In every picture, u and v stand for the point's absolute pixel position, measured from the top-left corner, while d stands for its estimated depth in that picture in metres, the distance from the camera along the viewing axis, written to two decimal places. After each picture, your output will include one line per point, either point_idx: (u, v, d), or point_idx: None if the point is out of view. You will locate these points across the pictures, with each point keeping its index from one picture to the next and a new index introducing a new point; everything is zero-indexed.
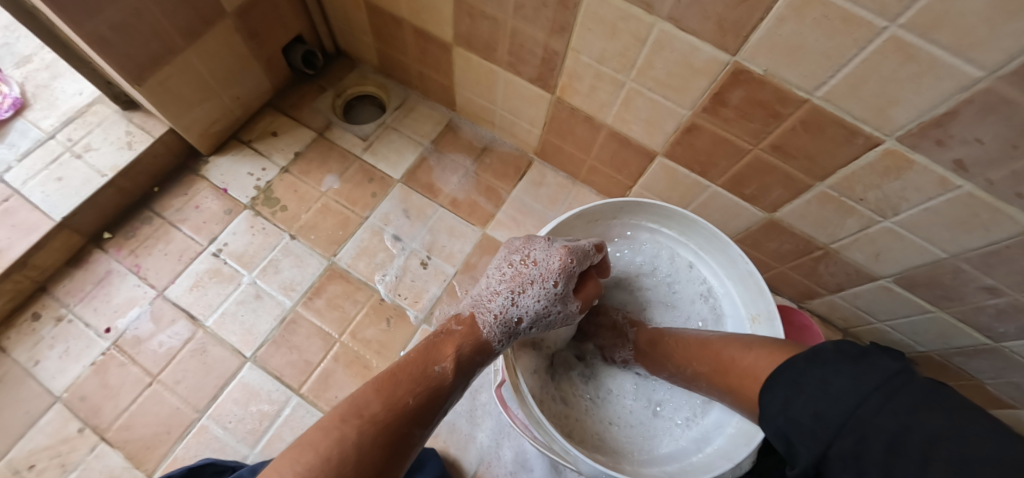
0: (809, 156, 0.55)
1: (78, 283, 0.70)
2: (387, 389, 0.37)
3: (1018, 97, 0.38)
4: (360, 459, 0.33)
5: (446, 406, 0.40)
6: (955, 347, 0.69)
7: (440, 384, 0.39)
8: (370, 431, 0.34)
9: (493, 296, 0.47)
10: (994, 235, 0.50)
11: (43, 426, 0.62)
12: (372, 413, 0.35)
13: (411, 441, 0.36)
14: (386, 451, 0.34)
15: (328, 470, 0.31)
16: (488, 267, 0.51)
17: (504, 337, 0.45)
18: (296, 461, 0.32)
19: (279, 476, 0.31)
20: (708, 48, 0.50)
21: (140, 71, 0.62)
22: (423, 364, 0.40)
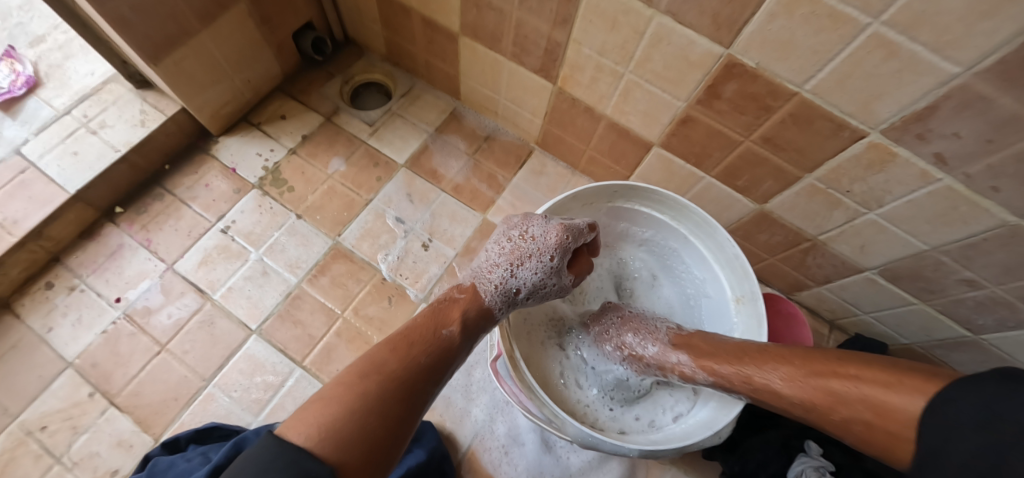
0: (798, 148, 0.58)
1: (90, 255, 0.72)
2: (400, 350, 0.40)
3: (990, 92, 0.40)
4: (380, 408, 0.35)
5: (454, 368, 0.43)
6: (936, 339, 0.72)
7: (449, 345, 0.42)
8: (387, 384, 0.37)
9: (492, 269, 0.49)
10: (972, 227, 0.53)
11: (55, 390, 0.64)
12: (388, 370, 0.38)
13: (425, 396, 0.39)
14: (404, 404, 0.37)
15: (352, 418, 0.33)
16: (489, 243, 0.53)
17: (503, 306, 0.48)
18: (320, 410, 0.34)
19: (307, 423, 0.33)
20: (704, 41, 0.53)
21: (157, 50, 0.64)
22: (432, 328, 0.43)
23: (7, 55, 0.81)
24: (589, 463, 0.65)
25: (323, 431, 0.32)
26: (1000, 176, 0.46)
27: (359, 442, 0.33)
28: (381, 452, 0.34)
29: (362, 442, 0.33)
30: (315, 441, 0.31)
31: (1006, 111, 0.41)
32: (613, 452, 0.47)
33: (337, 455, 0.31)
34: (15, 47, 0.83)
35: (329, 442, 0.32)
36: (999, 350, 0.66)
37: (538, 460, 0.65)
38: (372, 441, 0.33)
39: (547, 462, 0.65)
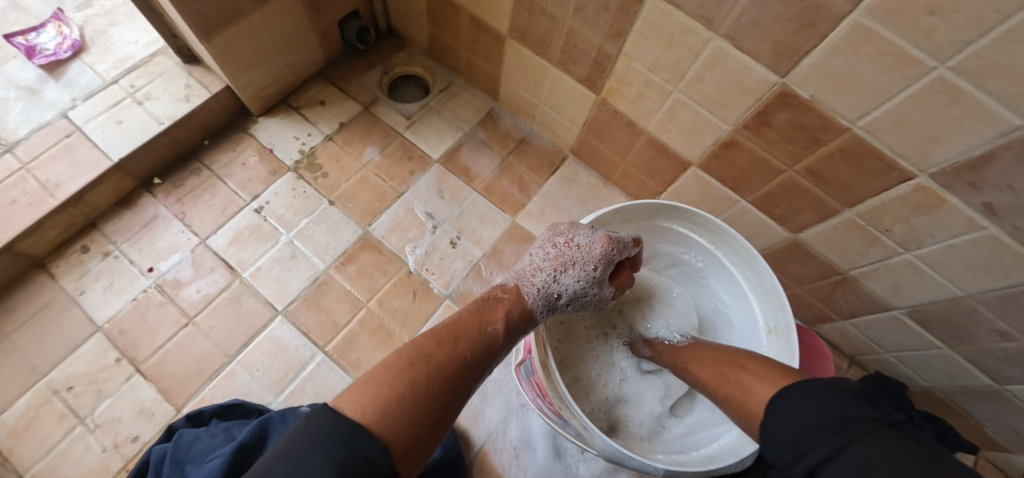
0: (843, 183, 0.57)
1: (126, 223, 0.73)
2: (446, 343, 0.40)
3: None
4: (428, 398, 0.35)
5: (493, 364, 0.44)
6: (958, 385, 0.72)
7: (492, 343, 0.43)
8: (435, 375, 0.37)
9: (534, 273, 0.50)
10: (1013, 279, 0.52)
11: (83, 353, 0.66)
12: (436, 361, 0.38)
13: (466, 391, 0.39)
14: (449, 396, 0.37)
15: (402, 405, 0.34)
16: (532, 248, 0.54)
17: (544, 309, 0.49)
18: (372, 392, 0.34)
19: (362, 404, 0.33)
20: (761, 68, 0.53)
21: (210, 28, 0.65)
22: (477, 325, 0.43)
23: (56, 18, 0.82)
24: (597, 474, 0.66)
25: (378, 414, 0.32)
26: None
27: (409, 429, 0.33)
28: (425, 442, 0.34)
29: (412, 429, 0.33)
30: (372, 423, 0.32)
31: None
32: (638, 468, 0.48)
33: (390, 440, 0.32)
34: (64, 11, 0.83)
35: (385, 426, 0.32)
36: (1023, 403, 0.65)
37: (547, 467, 0.65)
38: (418, 428, 0.34)
39: (556, 469, 0.65)
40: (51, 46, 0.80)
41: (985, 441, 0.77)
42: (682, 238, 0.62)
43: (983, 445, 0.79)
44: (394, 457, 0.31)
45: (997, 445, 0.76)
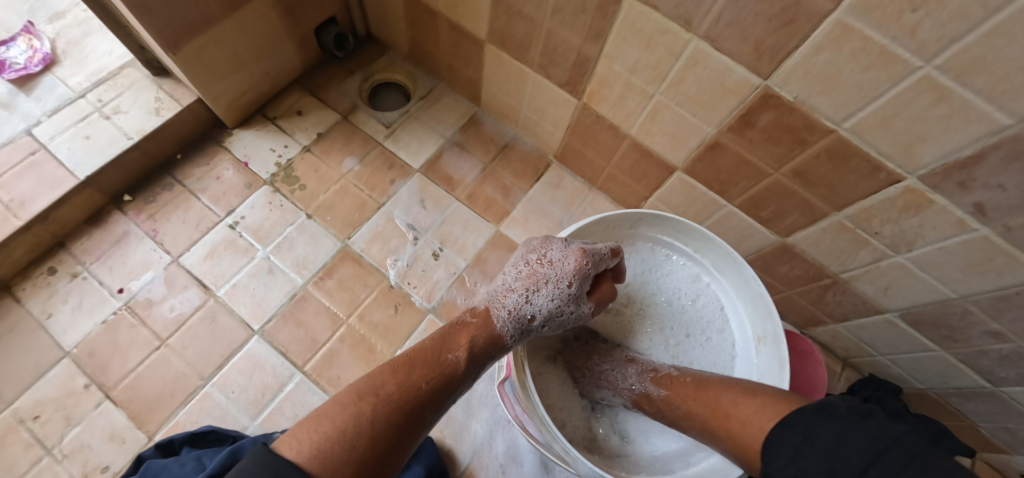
0: (831, 185, 0.56)
1: (95, 241, 0.71)
2: (401, 372, 0.39)
3: None
4: (374, 434, 0.34)
5: (456, 393, 0.42)
6: (953, 386, 0.70)
7: (453, 371, 0.41)
8: (383, 409, 0.35)
9: (506, 294, 0.48)
10: (1006, 280, 0.51)
11: (51, 378, 0.63)
12: (387, 392, 0.36)
13: (421, 423, 0.38)
14: (399, 430, 0.35)
15: (343, 441, 0.32)
16: (506, 268, 0.52)
17: (517, 334, 0.46)
18: (313, 429, 0.33)
19: (301, 445, 0.31)
20: (742, 69, 0.51)
21: (177, 38, 0.63)
22: (437, 352, 0.41)
23: (25, 30, 0.80)
24: None
25: (315, 456, 0.31)
26: None
27: (347, 466, 0.31)
28: None
29: (352, 469, 0.32)
30: (308, 466, 0.30)
31: None
32: None
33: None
34: (32, 22, 0.81)
35: (322, 469, 0.31)
36: (1019, 404, 0.64)
37: None
38: (360, 467, 0.32)
39: None
40: (21, 60, 0.77)
41: (982, 441, 0.76)
42: (666, 245, 0.61)
43: (980, 446, 0.77)
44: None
45: (994, 446, 0.75)
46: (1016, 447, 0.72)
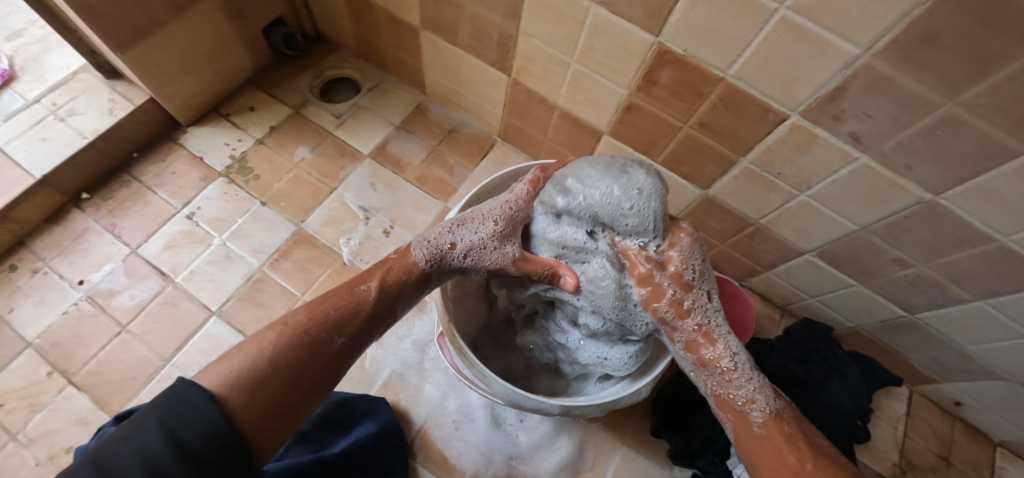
0: (732, 133, 0.61)
1: (56, 238, 0.74)
2: (314, 305, 0.42)
3: (893, 73, 0.44)
4: (276, 357, 0.38)
5: (379, 322, 0.45)
6: (879, 321, 0.75)
7: (363, 299, 0.43)
8: (289, 335, 0.39)
9: (453, 244, 0.46)
10: (894, 206, 0.56)
11: (15, 369, 0.65)
12: (294, 321, 0.40)
13: (331, 348, 0.41)
14: (305, 352, 0.39)
15: (249, 365, 0.37)
16: (445, 219, 0.54)
17: (432, 262, 0.46)
18: (229, 358, 0.38)
19: (214, 369, 0.37)
20: (638, 30, 0.56)
21: (125, 39, 0.67)
22: (352, 284, 0.44)
23: None
24: (538, 441, 0.68)
25: (222, 376, 0.36)
26: (912, 153, 0.50)
27: (251, 384, 0.36)
28: (279, 395, 0.37)
29: (253, 384, 0.36)
30: (216, 384, 0.36)
31: (909, 90, 0.44)
32: (538, 409, 0.49)
33: (229, 399, 0.35)
34: None
35: (226, 386, 0.36)
36: (935, 330, 0.69)
37: (487, 436, 0.67)
38: (266, 385, 0.37)
39: (496, 438, 0.67)
40: None
41: (915, 375, 0.81)
42: None
43: (914, 379, 0.82)
44: (228, 412, 0.34)
45: (926, 377, 0.80)
46: (944, 376, 0.77)
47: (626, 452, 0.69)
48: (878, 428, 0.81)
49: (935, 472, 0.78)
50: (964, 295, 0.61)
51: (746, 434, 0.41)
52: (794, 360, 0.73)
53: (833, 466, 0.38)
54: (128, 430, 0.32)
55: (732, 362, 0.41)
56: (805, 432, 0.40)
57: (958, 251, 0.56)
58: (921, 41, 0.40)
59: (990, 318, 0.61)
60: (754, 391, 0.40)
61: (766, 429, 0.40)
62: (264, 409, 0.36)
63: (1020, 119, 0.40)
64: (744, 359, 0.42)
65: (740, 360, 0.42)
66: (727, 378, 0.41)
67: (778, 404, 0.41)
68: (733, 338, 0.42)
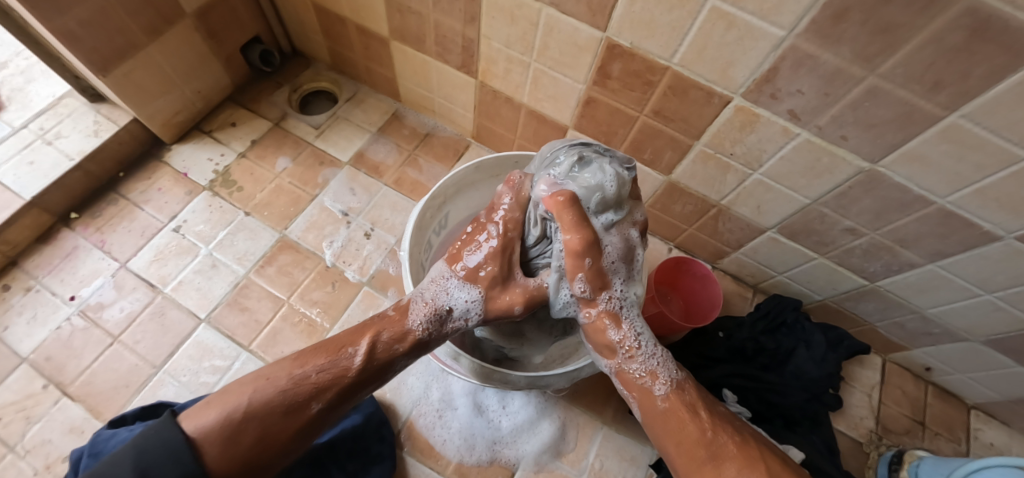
0: (683, 118, 0.65)
1: (47, 257, 0.77)
2: (303, 358, 0.40)
3: (815, 50, 0.47)
4: (250, 415, 0.36)
5: (365, 386, 0.41)
6: (842, 292, 0.78)
7: (346, 367, 0.39)
8: (268, 396, 0.37)
9: (451, 307, 0.45)
10: (838, 177, 0.59)
11: (10, 383, 0.67)
12: (277, 379, 0.38)
13: (308, 414, 0.38)
14: (281, 419, 0.37)
15: (224, 423, 0.36)
16: (414, 213, 0.57)
17: (431, 327, 0.44)
18: (210, 407, 0.37)
19: (202, 411, 0.37)
20: (585, 27, 0.60)
21: (106, 62, 0.71)
22: (348, 345, 0.40)
23: None
24: (520, 425, 0.70)
25: (204, 423, 0.36)
26: (844, 125, 0.53)
27: (227, 443, 0.35)
28: (249, 455, 0.36)
29: (225, 440, 0.35)
30: (197, 432, 0.36)
31: (831, 65, 0.47)
32: (504, 380, 0.54)
33: (204, 451, 0.35)
34: None
35: (205, 436, 0.35)
36: (895, 295, 0.72)
37: (470, 422, 0.69)
38: (237, 446, 0.36)
39: (478, 423, 0.69)
40: None
41: (886, 342, 0.83)
42: None
43: (885, 348, 0.85)
44: (197, 468, 0.34)
45: (895, 345, 0.83)
46: (912, 341, 0.79)
47: (607, 431, 0.72)
48: (853, 396, 0.84)
49: (910, 435, 0.81)
50: (915, 259, 0.64)
51: (653, 409, 0.42)
52: (762, 333, 0.78)
53: (730, 431, 0.39)
54: (119, 464, 0.35)
55: (636, 340, 0.44)
56: (707, 403, 0.42)
57: (901, 216, 0.59)
58: (834, 20, 0.43)
59: (942, 279, 0.64)
60: (656, 365, 0.43)
61: (669, 402, 0.41)
62: (234, 467, 0.36)
63: (933, 84, 0.43)
64: (649, 337, 0.45)
65: (643, 340, 0.44)
66: (630, 356, 0.44)
67: (681, 378, 0.43)
68: (638, 320, 0.46)
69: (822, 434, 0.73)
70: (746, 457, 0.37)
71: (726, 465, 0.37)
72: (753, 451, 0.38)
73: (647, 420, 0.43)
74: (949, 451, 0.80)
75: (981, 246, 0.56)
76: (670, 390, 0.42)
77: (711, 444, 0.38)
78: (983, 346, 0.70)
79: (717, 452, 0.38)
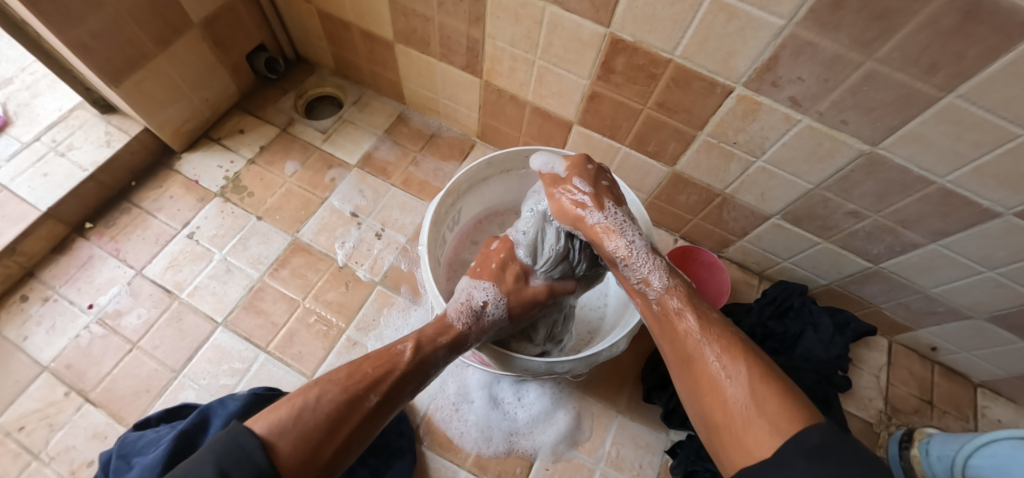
0: (686, 109, 0.66)
1: (64, 267, 0.78)
2: (356, 364, 0.45)
3: (814, 38, 0.48)
4: (320, 407, 0.40)
5: (414, 380, 0.47)
6: (847, 275, 0.80)
7: (399, 358, 0.47)
8: (335, 392, 0.41)
9: (485, 302, 0.54)
10: (839, 161, 0.61)
11: (33, 392, 0.68)
12: (339, 377, 0.43)
13: (367, 406, 0.42)
14: (348, 413, 0.41)
15: (297, 419, 0.38)
16: (429, 209, 0.59)
17: (469, 321, 0.52)
18: (276, 411, 0.39)
19: (265, 415, 0.39)
20: (589, 23, 0.61)
21: (117, 73, 0.72)
22: (395, 347, 0.48)
23: None
24: (536, 417, 0.71)
25: (272, 423, 0.38)
26: (844, 110, 0.54)
27: (300, 435, 0.37)
28: (320, 447, 0.38)
29: (297, 434, 0.37)
30: (268, 433, 0.37)
31: (830, 52, 0.49)
32: (527, 368, 0.56)
33: (277, 449, 0.36)
34: None
35: (274, 435, 0.37)
36: (899, 276, 0.74)
37: (486, 415, 0.70)
38: (309, 440, 0.38)
39: (494, 415, 0.71)
40: None
41: (891, 324, 0.85)
42: None
43: (891, 329, 0.86)
44: (273, 464, 0.35)
45: (901, 326, 0.84)
46: (917, 321, 0.81)
47: (623, 420, 0.73)
48: (861, 378, 0.85)
49: (919, 415, 0.82)
50: (917, 239, 0.66)
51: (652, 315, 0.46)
52: (770, 317, 0.80)
53: (719, 332, 0.41)
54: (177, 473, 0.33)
55: (629, 248, 0.48)
56: (702, 309, 0.44)
57: (903, 197, 0.61)
58: (831, 8, 0.44)
59: (945, 258, 0.66)
60: (651, 271, 0.47)
61: (661, 304, 0.45)
62: (301, 466, 0.37)
63: (929, 66, 0.45)
64: (642, 247, 0.49)
65: (641, 251, 0.48)
66: (628, 264, 0.48)
67: (675, 283, 0.46)
68: (635, 234, 0.50)
69: (833, 415, 0.74)
70: (731, 352, 0.39)
71: (711, 354, 0.39)
72: (743, 347, 0.39)
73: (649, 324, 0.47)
74: (958, 429, 0.82)
75: (982, 224, 0.58)
76: (663, 296, 0.46)
77: (696, 338, 0.41)
78: (988, 323, 0.72)
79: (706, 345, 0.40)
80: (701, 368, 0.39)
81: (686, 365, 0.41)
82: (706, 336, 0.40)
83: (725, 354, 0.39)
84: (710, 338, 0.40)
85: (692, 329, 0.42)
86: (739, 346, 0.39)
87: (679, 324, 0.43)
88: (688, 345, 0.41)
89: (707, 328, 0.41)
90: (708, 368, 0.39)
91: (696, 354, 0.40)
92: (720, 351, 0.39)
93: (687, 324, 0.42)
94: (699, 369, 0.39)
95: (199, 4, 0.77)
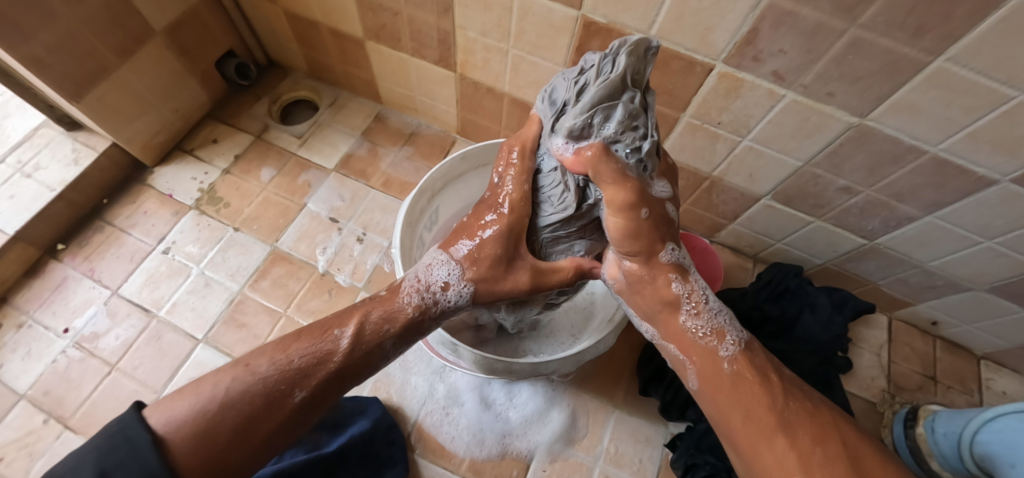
0: (667, 91, 0.64)
1: (36, 291, 0.75)
2: (286, 344, 0.39)
3: (793, 7, 0.46)
4: (224, 401, 0.35)
5: (352, 373, 0.40)
6: (842, 253, 0.78)
7: (333, 349, 0.38)
8: (248, 385, 0.36)
9: (445, 285, 0.43)
10: (827, 135, 0.59)
11: (10, 421, 0.66)
12: (258, 366, 0.37)
13: (291, 403, 0.37)
14: (262, 411, 0.36)
15: (200, 418, 0.34)
16: (402, 209, 0.56)
17: (420, 311, 0.42)
18: (182, 402, 0.35)
19: (167, 406, 0.35)
20: (560, 6, 0.58)
21: (78, 88, 0.70)
22: (332, 330, 0.39)
23: None
24: (528, 417, 0.69)
25: (172, 418, 0.34)
26: (830, 81, 0.52)
27: (200, 437, 0.34)
28: (224, 449, 0.34)
29: (191, 431, 0.34)
30: (166, 429, 0.34)
31: (811, 20, 0.46)
32: (506, 369, 0.54)
33: (172, 449, 0.33)
34: None
35: (172, 431, 0.34)
36: (895, 251, 0.71)
37: (478, 418, 0.69)
38: (211, 445, 0.34)
39: (486, 418, 0.69)
40: None
41: (891, 300, 0.83)
42: None
43: (890, 306, 0.84)
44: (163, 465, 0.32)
45: (901, 301, 0.82)
46: (916, 296, 0.79)
47: (619, 415, 0.71)
48: (862, 357, 0.83)
49: (923, 391, 0.81)
50: (912, 212, 0.63)
51: (718, 374, 0.41)
52: (766, 300, 0.78)
53: (803, 405, 0.39)
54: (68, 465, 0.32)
55: (702, 296, 0.44)
56: (773, 372, 0.42)
57: (895, 169, 0.58)
58: None
59: (942, 230, 0.64)
60: (723, 323, 0.43)
61: (737, 366, 0.41)
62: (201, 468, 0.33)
63: (915, 29, 0.42)
64: (713, 299, 0.44)
65: (710, 303, 0.44)
66: (696, 312, 0.43)
67: (745, 342, 0.43)
68: (701, 282, 0.45)
69: (835, 396, 0.72)
70: (819, 424, 0.38)
71: (798, 427, 0.37)
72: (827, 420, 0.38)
73: (709, 383, 0.42)
74: (963, 403, 0.80)
75: (978, 193, 0.56)
76: (732, 357, 0.41)
77: (781, 406, 0.38)
78: (989, 294, 0.70)
79: (789, 418, 0.38)
80: (790, 443, 0.37)
81: (769, 433, 0.37)
82: (792, 406, 0.39)
83: (811, 428, 0.37)
84: (795, 411, 0.38)
85: (772, 397, 0.39)
86: (823, 418, 0.38)
87: (756, 388, 0.39)
88: (773, 411, 0.38)
89: (789, 395, 0.40)
90: (800, 441, 0.37)
91: (780, 422, 0.37)
92: (811, 424, 0.37)
93: (766, 393, 0.39)
94: (789, 443, 0.37)
95: (160, 11, 0.74)
